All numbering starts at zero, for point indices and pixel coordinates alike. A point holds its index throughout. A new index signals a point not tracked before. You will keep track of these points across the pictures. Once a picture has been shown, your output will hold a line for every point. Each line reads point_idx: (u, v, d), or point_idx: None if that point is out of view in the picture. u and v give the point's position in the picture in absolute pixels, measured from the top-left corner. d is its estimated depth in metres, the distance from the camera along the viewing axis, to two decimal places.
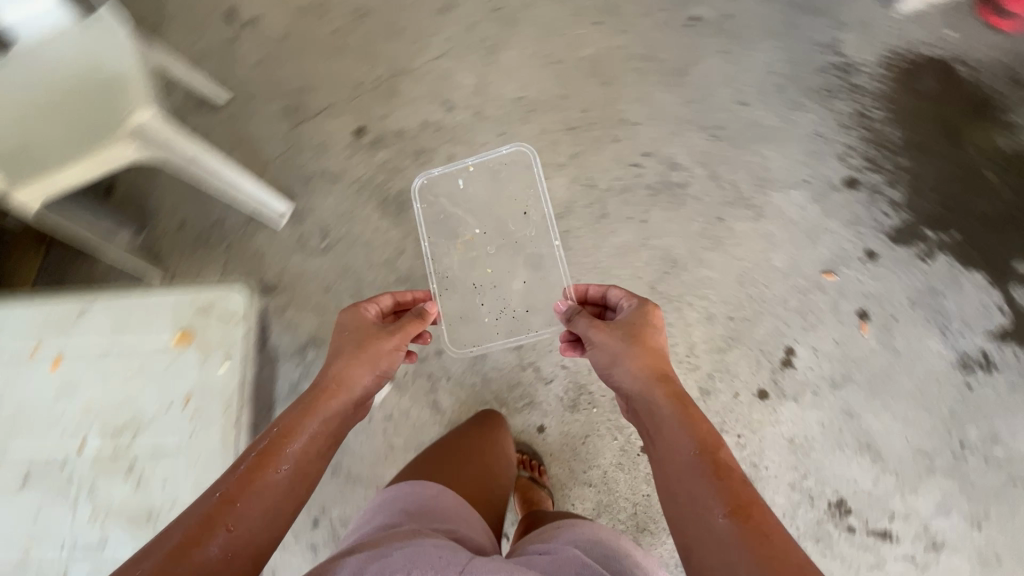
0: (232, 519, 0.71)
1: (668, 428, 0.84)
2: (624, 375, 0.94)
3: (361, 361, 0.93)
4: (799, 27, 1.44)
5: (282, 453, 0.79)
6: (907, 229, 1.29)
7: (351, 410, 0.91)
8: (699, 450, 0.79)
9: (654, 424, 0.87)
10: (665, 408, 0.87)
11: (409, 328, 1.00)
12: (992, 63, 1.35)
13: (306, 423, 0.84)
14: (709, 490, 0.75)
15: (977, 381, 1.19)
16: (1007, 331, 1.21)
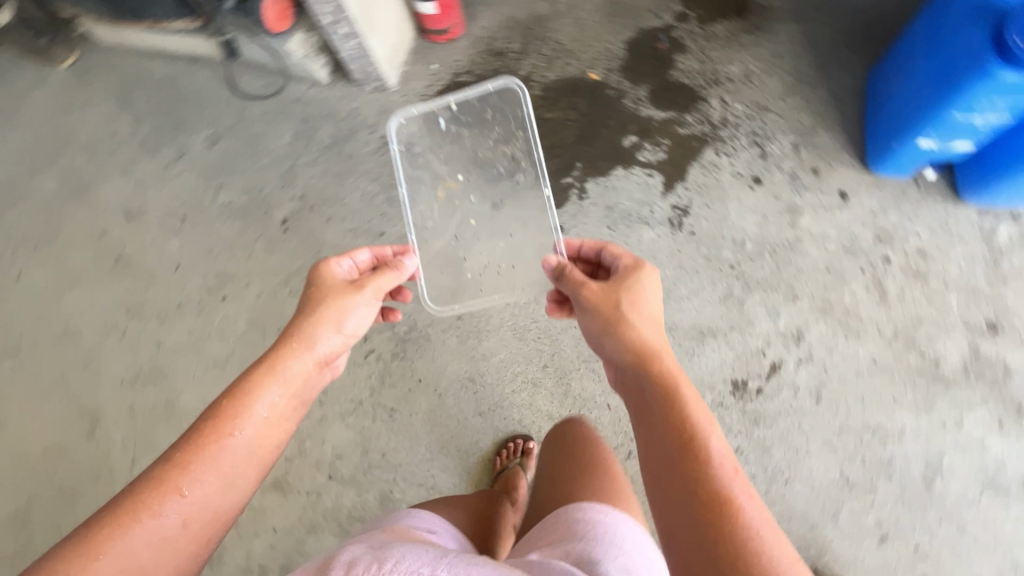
0: (187, 482, 0.73)
1: (658, 421, 0.80)
2: (619, 350, 0.92)
3: (325, 319, 0.95)
4: (353, 156, 1.59)
5: (247, 414, 0.81)
6: (556, 191, 1.46)
7: (316, 368, 0.93)
8: (686, 441, 0.76)
9: (645, 411, 0.83)
10: (657, 395, 0.83)
11: (373, 286, 1.00)
12: (476, 59, 1.64)
13: (271, 389, 0.85)
14: (697, 486, 0.71)
15: (692, 225, 1.39)
16: (667, 180, 1.43)
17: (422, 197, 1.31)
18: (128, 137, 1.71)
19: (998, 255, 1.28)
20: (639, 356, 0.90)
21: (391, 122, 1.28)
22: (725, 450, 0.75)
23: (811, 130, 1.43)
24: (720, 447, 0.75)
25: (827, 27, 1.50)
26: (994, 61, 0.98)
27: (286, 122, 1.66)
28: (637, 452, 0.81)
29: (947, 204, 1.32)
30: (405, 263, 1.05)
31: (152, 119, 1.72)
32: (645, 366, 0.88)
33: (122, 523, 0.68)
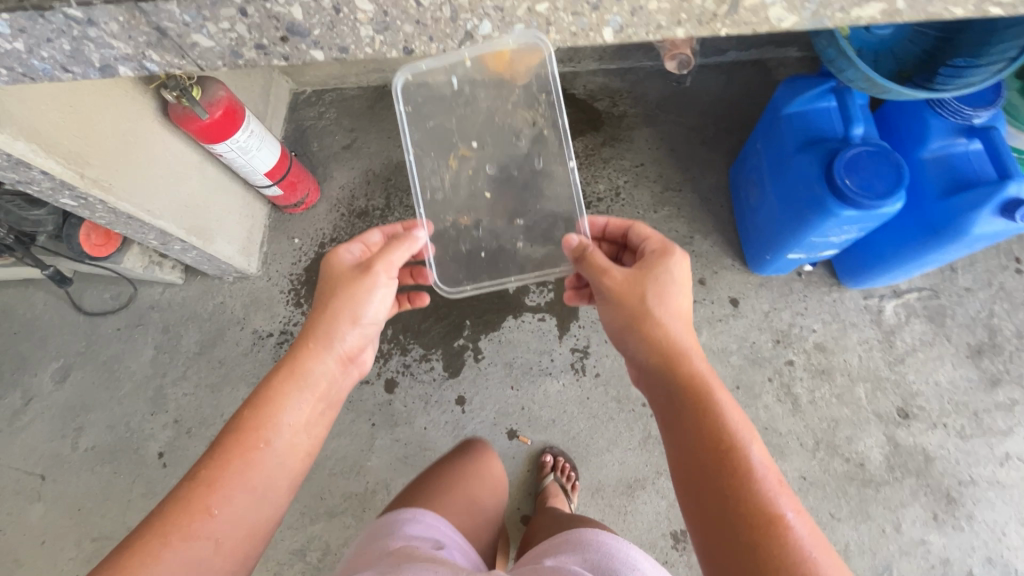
0: (216, 501, 0.68)
1: (694, 433, 0.71)
2: (647, 352, 0.80)
3: (341, 313, 0.85)
4: (226, 361, 1.44)
5: (271, 423, 0.76)
6: (450, 357, 1.37)
7: (339, 369, 0.85)
8: (724, 462, 0.67)
9: (681, 420, 0.73)
10: (693, 403, 0.73)
11: (384, 266, 0.87)
12: (338, 224, 1.53)
13: (294, 395, 0.79)
14: (736, 512, 0.64)
15: (595, 365, 1.32)
16: (560, 321, 1.37)
17: (427, 168, 1.00)
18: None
19: (891, 335, 1.28)
20: (670, 358, 0.77)
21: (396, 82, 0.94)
22: (767, 471, 0.66)
23: (689, 238, 1.40)
24: (760, 469, 0.66)
25: (681, 127, 1.50)
26: (829, 199, 0.95)
27: (145, 335, 1.48)
28: (671, 457, 0.73)
29: (832, 290, 1.31)
30: (418, 234, 0.91)
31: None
32: (677, 370, 0.76)
33: (153, 548, 0.63)
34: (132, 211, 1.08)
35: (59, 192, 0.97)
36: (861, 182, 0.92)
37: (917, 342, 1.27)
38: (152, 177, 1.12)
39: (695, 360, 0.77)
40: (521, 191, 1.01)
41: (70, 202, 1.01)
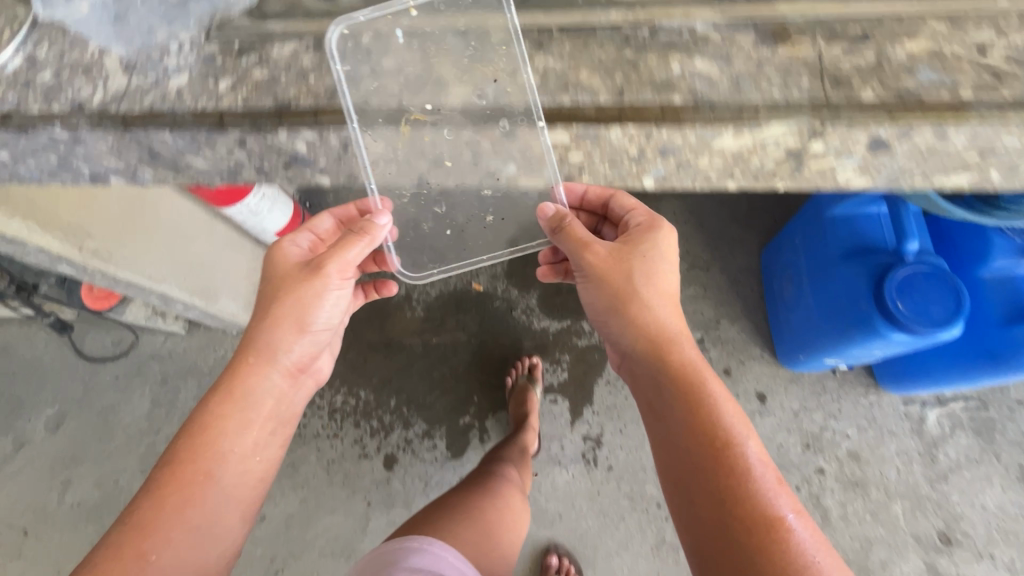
0: (154, 544, 0.58)
1: (683, 435, 0.60)
2: (632, 337, 0.67)
3: (283, 318, 0.70)
4: None
5: (216, 446, 0.65)
6: (454, 435, 1.31)
7: (280, 384, 0.72)
8: (717, 471, 0.58)
9: (668, 422, 0.62)
10: (682, 399, 0.62)
11: (332, 273, 0.69)
12: None
13: (239, 412, 0.67)
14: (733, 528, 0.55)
15: (608, 457, 1.24)
16: (573, 405, 1.29)
17: None
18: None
19: (934, 448, 1.17)
20: (656, 346, 0.65)
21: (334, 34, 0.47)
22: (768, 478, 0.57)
23: (715, 322, 1.31)
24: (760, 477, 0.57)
25: (712, 201, 1.42)
26: (880, 322, 0.87)
27: (143, 385, 1.43)
28: (660, 463, 0.62)
29: (868, 392, 1.22)
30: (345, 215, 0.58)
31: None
32: (662, 359, 0.64)
33: None
34: (132, 277, 1.02)
35: (56, 262, 0.92)
36: (916, 306, 0.84)
37: (962, 458, 1.16)
38: (161, 242, 1.06)
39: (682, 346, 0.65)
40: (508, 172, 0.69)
41: (68, 269, 0.95)
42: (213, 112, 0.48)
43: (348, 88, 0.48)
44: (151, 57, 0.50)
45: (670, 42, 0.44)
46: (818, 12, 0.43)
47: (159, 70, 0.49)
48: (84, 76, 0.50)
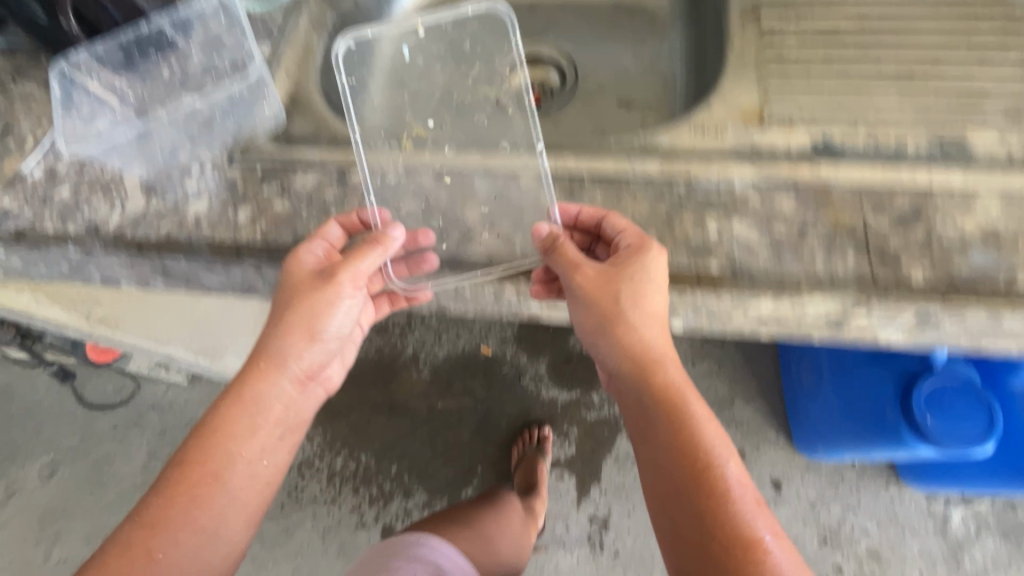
0: (163, 541, 0.46)
1: (683, 509, 0.42)
2: (615, 361, 0.46)
3: (293, 323, 0.49)
4: None
5: (222, 449, 0.49)
6: None
7: (295, 392, 0.52)
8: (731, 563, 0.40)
9: (663, 488, 0.44)
10: (678, 459, 0.43)
11: (349, 275, 0.47)
12: None
13: (250, 413, 0.50)
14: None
15: (615, 541, 1.19)
16: (580, 483, 1.24)
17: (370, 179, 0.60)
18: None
19: (958, 551, 1.12)
20: (639, 378, 0.45)
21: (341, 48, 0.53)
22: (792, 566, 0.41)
23: (730, 401, 1.27)
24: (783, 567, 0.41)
25: None
26: None
27: (141, 437, 1.40)
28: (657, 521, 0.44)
29: (889, 486, 1.17)
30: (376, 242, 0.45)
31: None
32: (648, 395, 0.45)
33: None
34: (135, 341, 1.01)
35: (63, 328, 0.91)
36: (946, 421, 0.81)
37: (989, 563, 1.10)
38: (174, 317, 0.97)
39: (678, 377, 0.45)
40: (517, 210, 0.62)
41: (72, 332, 0.94)
42: (230, 243, 0.46)
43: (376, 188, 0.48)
44: (171, 177, 0.49)
45: (707, 200, 0.42)
46: (863, 180, 0.41)
47: (178, 192, 0.48)
48: (103, 193, 0.49)
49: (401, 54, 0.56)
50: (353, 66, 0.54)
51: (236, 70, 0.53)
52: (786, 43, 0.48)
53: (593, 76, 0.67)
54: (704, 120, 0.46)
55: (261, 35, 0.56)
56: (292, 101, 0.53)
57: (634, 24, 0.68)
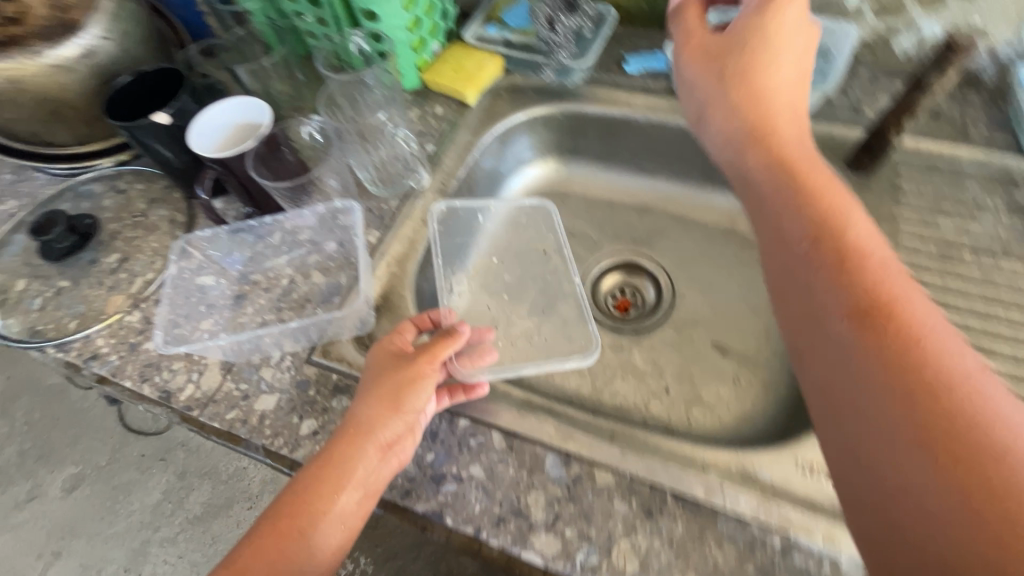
0: None
1: (829, 343, 0.31)
2: (726, 136, 0.43)
3: (377, 391, 0.41)
4: (218, 540, 1.30)
5: (303, 517, 0.38)
6: None
7: (377, 466, 0.39)
8: (910, 398, 0.28)
9: (787, 274, 0.35)
10: (820, 279, 0.33)
11: (430, 358, 0.42)
12: None
13: (344, 473, 0.38)
14: (958, 521, 0.24)
15: None
16: None
17: None
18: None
19: None
20: (752, 145, 0.41)
21: (436, 214, 0.57)
22: (1007, 398, 0.27)
23: None
24: (993, 395, 0.27)
25: None
26: None
27: (164, 471, 1.37)
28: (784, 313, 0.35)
29: None
30: (458, 340, 0.43)
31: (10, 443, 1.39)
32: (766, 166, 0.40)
33: None
34: None
35: None
36: None
37: None
38: None
39: (797, 146, 0.40)
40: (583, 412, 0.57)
41: None
42: (285, 456, 0.45)
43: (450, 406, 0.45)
44: (250, 361, 0.49)
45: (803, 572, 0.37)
46: None
47: (252, 381, 0.48)
48: (183, 360, 0.50)
49: (476, 221, 0.60)
50: (446, 236, 0.58)
51: (342, 259, 0.55)
52: None
53: (691, 302, 0.63)
54: (810, 456, 0.41)
55: (372, 221, 0.57)
56: (383, 300, 0.52)
57: (744, 255, 0.65)
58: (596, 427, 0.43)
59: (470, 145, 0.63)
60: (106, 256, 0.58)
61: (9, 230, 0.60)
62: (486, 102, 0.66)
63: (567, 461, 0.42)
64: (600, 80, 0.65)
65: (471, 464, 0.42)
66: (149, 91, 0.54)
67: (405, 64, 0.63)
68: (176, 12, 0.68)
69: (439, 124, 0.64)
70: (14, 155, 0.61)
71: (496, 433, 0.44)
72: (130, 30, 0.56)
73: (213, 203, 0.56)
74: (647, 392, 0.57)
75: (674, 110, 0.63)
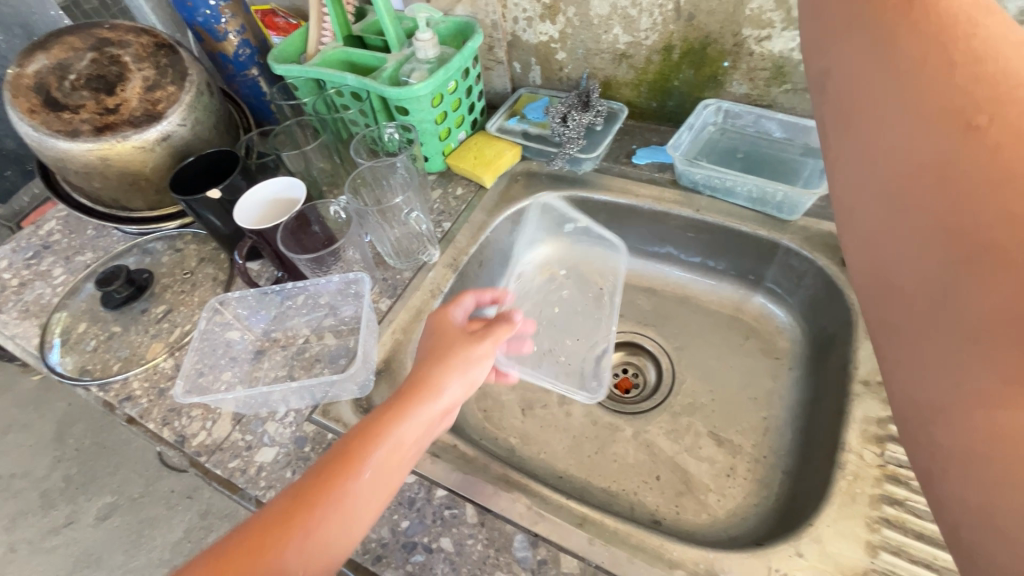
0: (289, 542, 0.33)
1: (875, 84, 0.34)
2: None
3: (449, 352, 0.44)
4: None
5: (371, 449, 0.37)
6: None
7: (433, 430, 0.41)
8: (948, 110, 0.30)
9: (841, 19, 0.37)
10: (874, 30, 0.34)
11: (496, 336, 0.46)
12: None
13: (413, 419, 0.39)
14: (972, 208, 0.28)
15: None
16: None
17: None
18: (20, 481, 1.47)
19: None
20: None
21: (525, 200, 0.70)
22: None
23: None
24: None
25: None
26: None
27: (188, 510, 1.42)
28: (833, 50, 0.37)
29: None
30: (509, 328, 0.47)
31: (59, 466, 1.47)
32: None
33: None
34: None
35: None
36: None
37: None
38: None
39: None
40: (571, 492, 0.57)
41: None
42: None
43: (431, 477, 0.47)
44: (258, 414, 0.53)
45: None
46: None
47: (257, 433, 0.52)
48: (201, 408, 0.55)
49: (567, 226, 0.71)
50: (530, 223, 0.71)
51: (353, 324, 0.60)
52: (911, 494, 0.42)
53: (690, 387, 0.63)
54: (783, 565, 0.40)
55: (386, 291, 0.62)
56: (384, 365, 0.56)
57: (747, 343, 0.65)
58: (567, 510, 0.44)
59: (483, 224, 0.68)
60: (155, 306, 0.66)
61: (81, 279, 0.69)
62: (502, 186, 0.72)
63: (534, 543, 0.42)
64: (609, 169, 0.70)
65: (442, 536, 0.44)
66: (209, 165, 0.63)
67: (432, 150, 0.70)
68: (246, 99, 0.79)
69: (457, 204, 0.70)
70: (95, 215, 0.70)
71: (470, 506, 0.45)
72: (203, 117, 0.66)
73: (248, 266, 0.63)
74: (637, 478, 0.57)
75: (678, 202, 0.66)
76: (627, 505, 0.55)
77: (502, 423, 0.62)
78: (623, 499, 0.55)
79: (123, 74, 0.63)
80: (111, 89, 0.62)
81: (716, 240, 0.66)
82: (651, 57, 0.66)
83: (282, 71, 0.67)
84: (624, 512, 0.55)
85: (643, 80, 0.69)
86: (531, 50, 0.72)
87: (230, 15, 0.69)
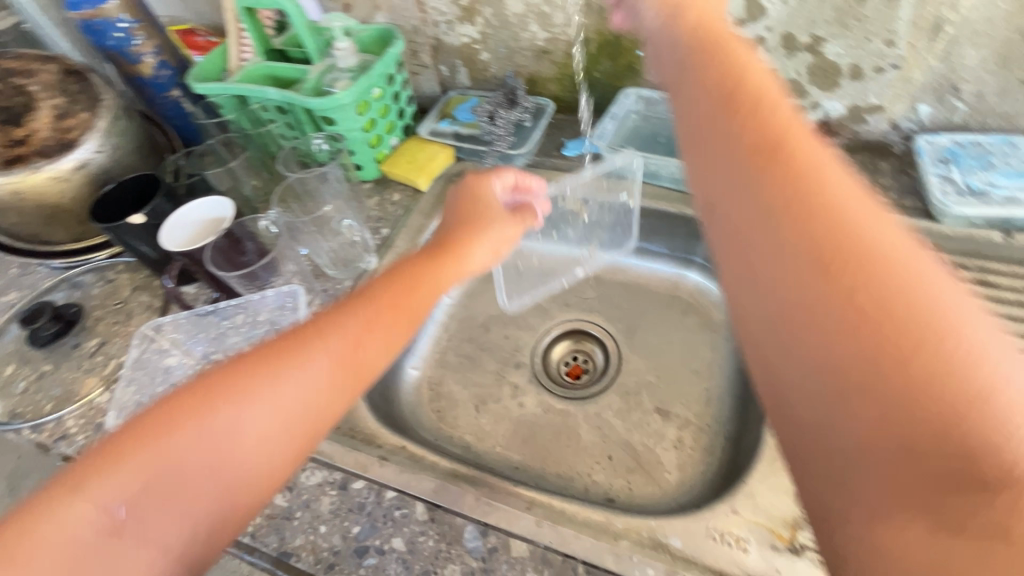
0: (337, 341, 0.40)
1: (733, 216, 0.30)
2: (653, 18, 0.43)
3: (480, 221, 0.53)
4: None
5: (409, 288, 0.45)
6: None
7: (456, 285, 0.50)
8: (810, 249, 0.26)
9: (695, 145, 0.34)
10: (725, 158, 0.31)
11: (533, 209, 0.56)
12: None
13: (441, 270, 0.48)
14: (853, 360, 0.24)
15: None
16: None
17: (398, 417, 0.60)
18: None
19: None
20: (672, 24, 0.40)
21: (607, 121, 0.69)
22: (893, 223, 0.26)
23: None
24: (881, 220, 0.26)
25: None
26: None
27: None
28: (694, 177, 0.34)
29: None
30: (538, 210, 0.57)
31: None
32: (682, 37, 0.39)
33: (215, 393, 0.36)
34: None
35: None
36: None
37: None
38: None
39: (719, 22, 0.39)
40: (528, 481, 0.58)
41: None
42: None
43: (379, 481, 0.47)
44: None
45: None
46: None
47: None
48: None
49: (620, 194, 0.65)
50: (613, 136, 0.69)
51: None
52: None
53: (635, 367, 0.65)
54: (720, 524, 0.42)
55: (327, 301, 0.62)
56: None
57: (686, 319, 0.67)
58: (516, 495, 0.45)
59: (422, 226, 0.68)
60: (87, 340, 0.64)
61: (6, 320, 0.66)
62: (439, 188, 0.72)
63: (484, 532, 0.43)
64: (541, 163, 0.72)
65: (393, 537, 0.44)
66: (133, 189, 0.61)
67: (363, 158, 0.70)
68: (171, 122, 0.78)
69: (395, 210, 0.70)
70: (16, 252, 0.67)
71: (420, 504, 0.45)
72: (123, 143, 0.64)
73: (180, 290, 0.63)
74: (590, 459, 0.58)
75: None
76: (581, 486, 0.56)
77: (457, 421, 0.63)
78: (577, 481, 0.57)
79: (32, 104, 0.62)
80: (18, 119, 0.61)
81: (649, 223, 0.69)
82: (570, 51, 0.68)
83: (202, 91, 0.66)
84: (579, 494, 0.56)
85: (565, 74, 0.70)
86: (455, 53, 0.73)
87: (144, 37, 0.68)
